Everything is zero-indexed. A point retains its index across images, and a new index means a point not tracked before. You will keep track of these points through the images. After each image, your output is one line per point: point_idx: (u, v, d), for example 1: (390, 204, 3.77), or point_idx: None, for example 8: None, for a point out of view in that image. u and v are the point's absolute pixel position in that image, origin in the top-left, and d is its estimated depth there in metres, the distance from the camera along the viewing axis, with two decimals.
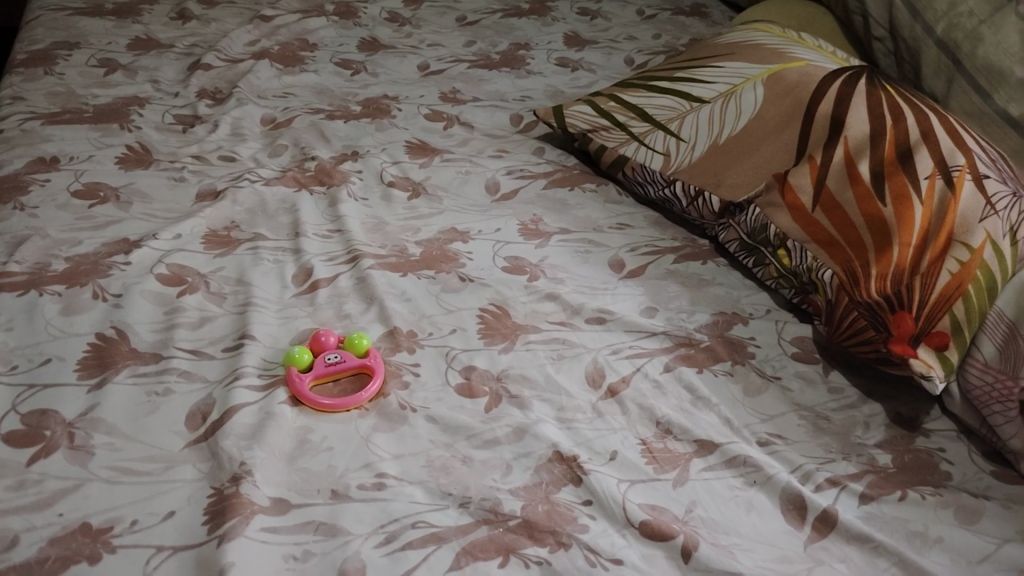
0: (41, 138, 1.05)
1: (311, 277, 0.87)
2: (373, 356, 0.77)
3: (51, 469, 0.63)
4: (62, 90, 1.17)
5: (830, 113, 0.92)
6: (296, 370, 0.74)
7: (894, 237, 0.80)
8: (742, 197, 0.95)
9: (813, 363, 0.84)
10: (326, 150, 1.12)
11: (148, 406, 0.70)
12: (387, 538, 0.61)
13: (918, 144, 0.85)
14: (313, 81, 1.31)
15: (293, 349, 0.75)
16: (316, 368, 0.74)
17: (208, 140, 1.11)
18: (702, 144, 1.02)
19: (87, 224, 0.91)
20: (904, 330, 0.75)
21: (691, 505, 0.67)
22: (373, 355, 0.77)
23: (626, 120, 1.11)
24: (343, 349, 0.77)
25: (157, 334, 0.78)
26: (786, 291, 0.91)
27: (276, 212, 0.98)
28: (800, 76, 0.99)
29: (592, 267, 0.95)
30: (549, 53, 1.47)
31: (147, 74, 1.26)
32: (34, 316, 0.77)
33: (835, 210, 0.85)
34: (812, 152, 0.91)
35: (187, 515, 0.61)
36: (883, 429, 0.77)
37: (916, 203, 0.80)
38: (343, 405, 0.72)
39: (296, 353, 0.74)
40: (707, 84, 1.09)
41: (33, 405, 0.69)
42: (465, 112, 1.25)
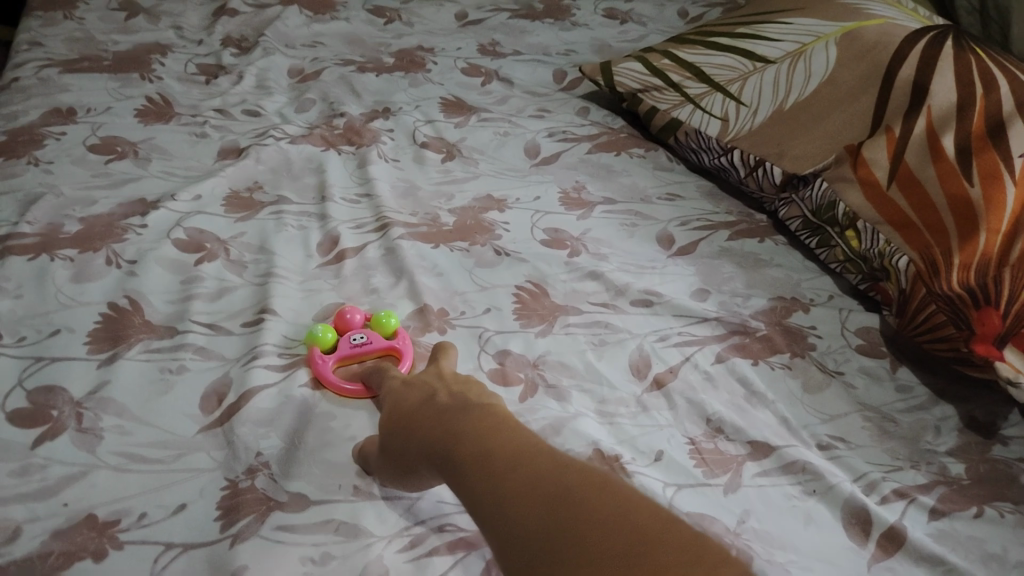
0: (58, 87, 0.99)
1: (338, 246, 0.81)
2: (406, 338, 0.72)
3: (57, 454, 0.59)
4: (81, 35, 1.12)
5: (912, 79, 0.83)
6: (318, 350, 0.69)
7: (981, 223, 0.71)
8: (809, 168, 0.86)
9: (879, 357, 0.77)
10: (356, 105, 1.06)
11: (161, 385, 0.65)
12: (412, 543, 0.56)
13: (1012, 117, 0.76)
14: (344, 30, 1.24)
15: (315, 329, 0.70)
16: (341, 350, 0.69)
17: (231, 92, 1.05)
18: (765, 109, 0.94)
19: (103, 181, 0.86)
20: (989, 328, 0.66)
21: (744, 515, 0.59)
22: (404, 337, 0.71)
23: (681, 81, 1.04)
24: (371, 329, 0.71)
25: (173, 306, 0.73)
26: (852, 276, 0.83)
27: (302, 173, 0.92)
28: (879, 36, 0.89)
29: (638, 242, 0.88)
30: (597, 3, 1.38)
31: (170, 20, 1.20)
32: (44, 282, 0.73)
33: (914, 188, 0.77)
34: (890, 123, 0.82)
35: (198, 510, 0.56)
36: (955, 435, 0.69)
37: (1009, 184, 0.71)
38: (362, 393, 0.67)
39: (319, 332, 0.69)
40: (773, 42, 1.00)
41: (39, 381, 0.64)
42: (505, 66, 1.18)
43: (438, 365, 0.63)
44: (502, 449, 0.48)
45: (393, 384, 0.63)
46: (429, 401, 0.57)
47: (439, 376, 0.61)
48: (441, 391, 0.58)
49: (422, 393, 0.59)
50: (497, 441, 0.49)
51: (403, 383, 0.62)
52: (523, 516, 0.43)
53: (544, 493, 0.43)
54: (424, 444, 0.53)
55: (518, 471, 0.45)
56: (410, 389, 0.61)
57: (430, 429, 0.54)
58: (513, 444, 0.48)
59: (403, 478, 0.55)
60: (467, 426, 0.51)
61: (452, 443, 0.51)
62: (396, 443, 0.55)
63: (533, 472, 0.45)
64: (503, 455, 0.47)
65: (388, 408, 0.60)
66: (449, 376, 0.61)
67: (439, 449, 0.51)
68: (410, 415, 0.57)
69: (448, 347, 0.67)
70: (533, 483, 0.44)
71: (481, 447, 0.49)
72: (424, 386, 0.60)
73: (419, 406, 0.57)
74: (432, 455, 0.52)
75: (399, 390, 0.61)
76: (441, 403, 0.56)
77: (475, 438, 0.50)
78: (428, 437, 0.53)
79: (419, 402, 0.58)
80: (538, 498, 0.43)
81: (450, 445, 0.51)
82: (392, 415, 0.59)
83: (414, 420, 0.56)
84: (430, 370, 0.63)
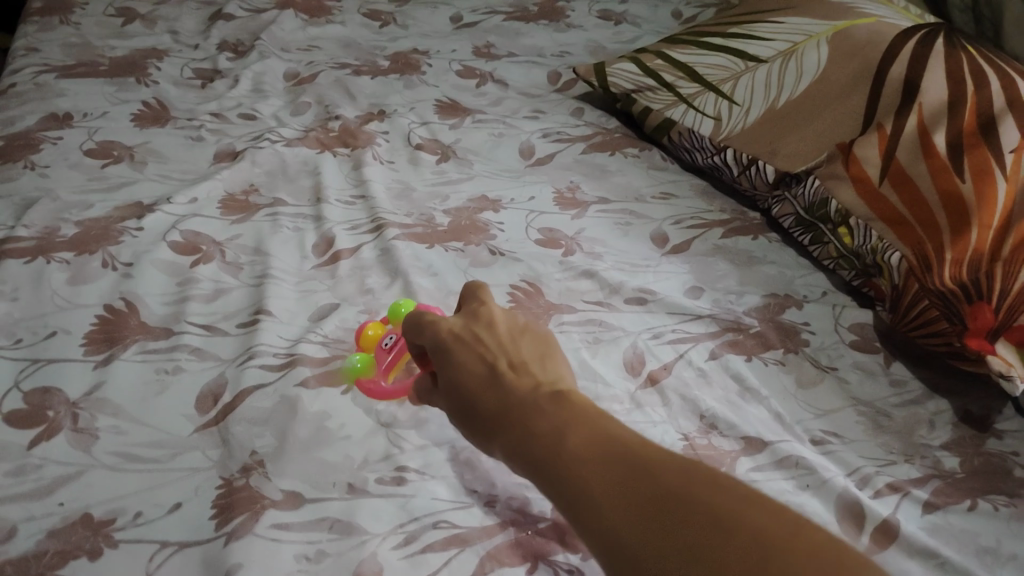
0: (54, 92, 1.00)
1: (333, 247, 0.82)
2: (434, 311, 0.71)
3: (53, 454, 0.59)
4: (77, 41, 1.12)
5: (902, 77, 0.83)
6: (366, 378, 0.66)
7: (973, 219, 0.71)
8: (802, 166, 0.87)
9: (873, 353, 0.77)
10: (352, 108, 1.06)
11: (157, 385, 0.66)
12: (406, 539, 0.56)
13: (1003, 113, 0.76)
14: (339, 34, 1.25)
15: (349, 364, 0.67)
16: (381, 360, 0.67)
17: (228, 96, 1.05)
18: (757, 108, 0.94)
19: (99, 186, 0.86)
20: (981, 323, 0.66)
21: None
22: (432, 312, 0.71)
23: (673, 81, 1.04)
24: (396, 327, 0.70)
25: (169, 307, 0.73)
26: (845, 273, 0.84)
27: (297, 175, 0.93)
28: (870, 34, 0.90)
29: (633, 241, 0.88)
30: (591, 5, 1.39)
31: (166, 25, 1.21)
32: (40, 285, 0.73)
33: (905, 185, 0.77)
34: (881, 120, 0.83)
35: (194, 508, 0.57)
36: (949, 429, 0.70)
37: (1000, 179, 0.71)
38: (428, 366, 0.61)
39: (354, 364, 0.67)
40: (765, 41, 1.00)
41: (35, 382, 0.64)
42: (499, 68, 1.18)
43: (483, 315, 0.57)
44: (599, 463, 0.43)
45: (438, 342, 0.55)
46: (490, 379, 0.51)
47: (491, 335, 0.55)
48: (502, 367, 0.52)
49: (479, 366, 0.53)
50: (592, 454, 0.44)
51: (450, 342, 0.55)
52: (643, 545, 0.38)
53: (661, 522, 0.38)
54: (506, 441, 0.48)
55: (626, 490, 0.41)
56: (464, 344, 0.54)
57: (508, 424, 0.48)
58: (611, 453, 0.43)
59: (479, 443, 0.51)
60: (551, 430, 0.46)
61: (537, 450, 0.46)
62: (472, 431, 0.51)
63: (642, 494, 0.40)
64: (600, 467, 0.42)
65: (442, 381, 0.54)
66: (501, 337, 0.55)
67: (524, 452, 0.46)
68: (476, 399, 0.51)
69: (478, 289, 0.60)
70: (645, 508, 0.39)
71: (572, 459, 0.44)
72: (478, 354, 0.53)
73: (482, 386, 0.51)
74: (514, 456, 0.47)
75: (447, 353, 0.54)
76: (510, 387, 0.50)
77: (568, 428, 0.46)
78: (508, 434, 0.48)
79: (480, 377, 0.52)
80: (655, 526, 0.38)
81: (535, 453, 0.45)
82: (452, 393, 0.52)
83: (485, 410, 0.50)
84: (475, 325, 0.56)
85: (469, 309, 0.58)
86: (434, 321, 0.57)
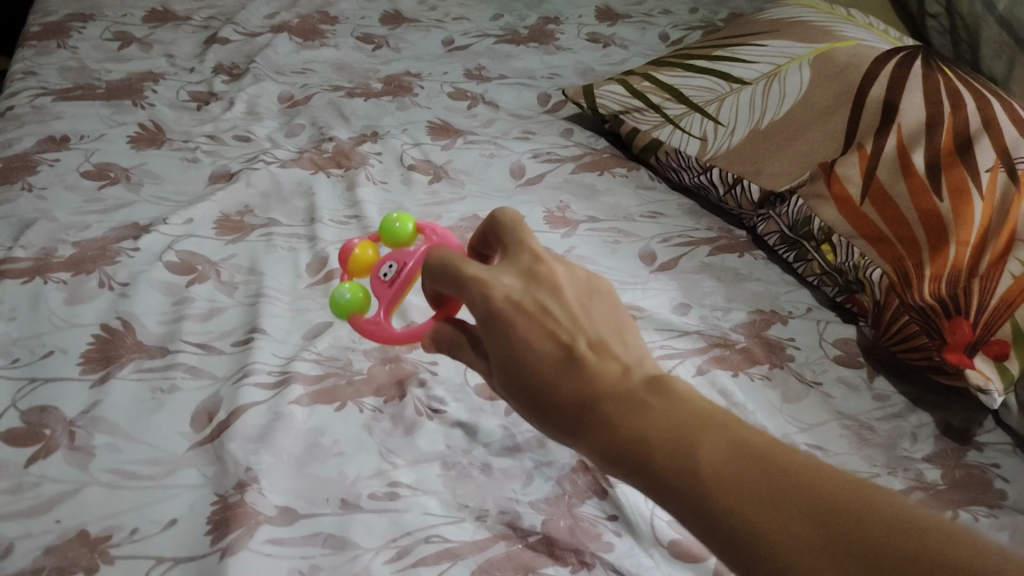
0: (52, 115, 1.02)
1: (326, 266, 0.83)
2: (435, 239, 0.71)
3: (50, 471, 0.60)
4: (75, 64, 1.14)
5: (882, 99, 0.86)
6: (358, 314, 0.66)
7: (951, 236, 0.73)
8: (786, 185, 0.89)
9: (857, 367, 0.79)
10: (345, 129, 1.08)
11: (152, 404, 0.66)
12: (398, 554, 0.57)
13: (978, 134, 0.78)
14: (333, 57, 1.27)
15: (341, 295, 0.66)
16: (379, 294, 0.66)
17: (222, 118, 1.07)
18: (742, 129, 0.97)
19: (96, 207, 0.88)
20: (960, 338, 0.68)
21: None
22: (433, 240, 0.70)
23: (660, 102, 1.07)
24: (393, 253, 0.69)
25: (165, 327, 0.74)
26: (829, 289, 0.85)
27: (291, 197, 0.94)
28: (850, 57, 0.92)
29: (622, 258, 0.89)
30: (580, 27, 1.42)
31: (163, 48, 1.23)
32: (38, 305, 0.74)
33: (886, 203, 0.79)
34: (861, 140, 0.85)
35: (190, 524, 0.58)
36: (932, 441, 0.71)
37: (976, 198, 0.74)
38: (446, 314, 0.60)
39: (348, 297, 0.66)
40: (749, 64, 1.03)
41: (33, 401, 0.65)
42: (490, 90, 1.20)
43: (543, 277, 0.51)
44: (721, 452, 0.37)
45: (493, 305, 0.49)
46: (564, 358, 0.46)
47: (558, 306, 0.49)
48: (576, 345, 0.47)
49: (547, 339, 0.47)
50: (699, 438, 0.39)
51: (512, 310, 0.48)
52: (782, 541, 0.33)
53: (807, 516, 0.34)
54: (592, 429, 0.42)
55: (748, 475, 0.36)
56: (528, 315, 0.48)
57: (596, 409, 0.43)
58: (732, 442, 0.38)
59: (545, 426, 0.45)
60: (653, 418, 0.40)
61: (636, 439, 0.40)
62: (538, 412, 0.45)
63: (772, 484, 0.35)
64: (725, 457, 0.37)
65: (502, 354, 0.48)
66: (568, 307, 0.49)
67: (617, 442, 0.41)
68: (546, 378, 0.45)
69: (524, 235, 0.55)
70: (778, 499, 0.35)
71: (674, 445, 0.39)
72: (545, 326, 0.48)
73: (555, 366, 0.46)
74: (602, 443, 0.41)
75: (506, 321, 0.48)
76: (590, 367, 0.45)
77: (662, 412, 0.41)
78: (594, 421, 0.42)
79: (550, 355, 0.46)
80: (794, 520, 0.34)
81: (631, 443, 0.40)
82: (517, 371, 0.47)
83: (564, 393, 0.44)
84: (536, 291, 0.50)
85: (524, 265, 0.52)
86: (487, 277, 0.50)
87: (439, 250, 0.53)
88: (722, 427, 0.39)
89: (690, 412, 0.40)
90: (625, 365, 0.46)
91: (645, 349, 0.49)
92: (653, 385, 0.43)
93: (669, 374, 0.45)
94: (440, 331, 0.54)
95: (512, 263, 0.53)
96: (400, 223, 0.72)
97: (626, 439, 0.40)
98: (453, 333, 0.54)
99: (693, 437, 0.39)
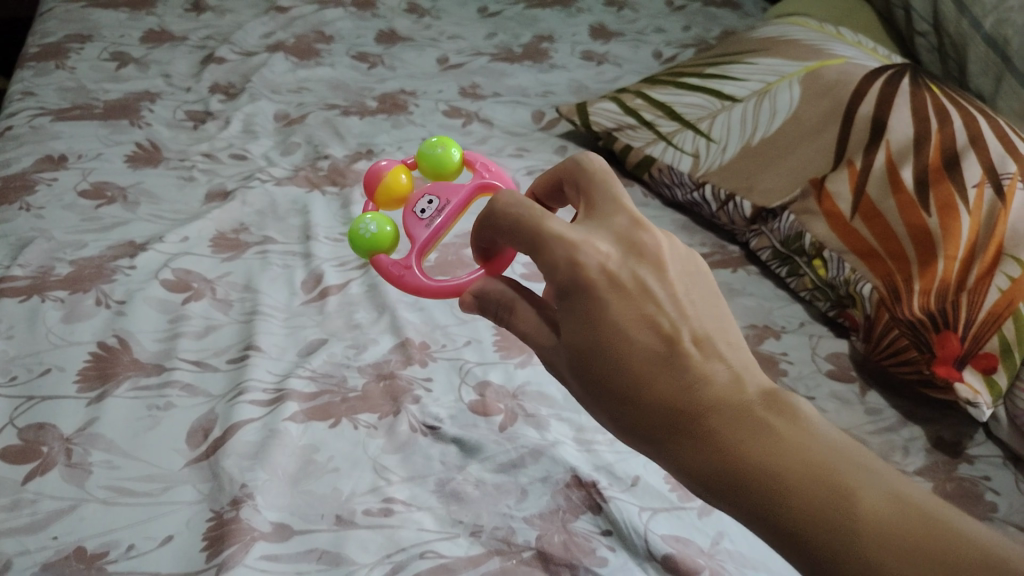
0: (50, 135, 1.02)
1: (321, 283, 0.84)
2: (483, 171, 0.71)
3: (47, 488, 0.60)
4: (72, 85, 1.15)
5: (869, 117, 0.86)
6: (386, 251, 0.68)
7: (939, 251, 0.73)
8: (777, 202, 0.90)
9: (849, 381, 0.79)
10: (340, 147, 1.09)
11: (148, 421, 0.67)
12: (393, 569, 0.57)
13: (964, 150, 0.79)
14: (328, 75, 1.28)
15: (368, 231, 0.67)
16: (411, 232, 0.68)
17: (218, 137, 1.08)
18: (733, 146, 0.98)
19: (93, 226, 0.88)
20: (949, 351, 0.70)
21: (718, 537, 0.62)
22: (481, 172, 0.71)
23: (653, 119, 1.08)
24: (431, 186, 0.70)
25: (160, 344, 0.75)
26: (822, 303, 0.87)
27: (287, 214, 0.95)
28: (839, 74, 0.93)
29: None
30: (574, 46, 1.44)
31: (159, 68, 1.24)
32: (35, 324, 0.75)
33: (876, 219, 0.80)
34: (851, 156, 0.85)
35: (186, 541, 0.58)
36: (923, 454, 0.72)
37: (964, 214, 0.74)
38: (495, 271, 0.60)
39: (375, 233, 0.67)
40: (740, 81, 1.04)
41: (30, 418, 0.66)
42: (485, 108, 1.22)
43: (643, 249, 0.48)
44: (839, 486, 0.39)
45: (586, 277, 0.46)
46: (662, 353, 0.45)
47: (657, 290, 0.47)
48: (679, 336, 0.46)
49: (648, 328, 0.45)
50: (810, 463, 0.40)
51: (609, 291, 0.46)
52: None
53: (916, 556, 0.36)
54: (694, 441, 0.43)
55: (862, 509, 0.38)
56: (626, 300, 0.46)
57: (699, 422, 0.43)
58: (862, 482, 0.39)
59: (630, 423, 0.45)
60: (766, 442, 0.42)
61: (746, 461, 0.41)
62: (626, 408, 0.45)
63: (885, 522, 0.37)
64: (857, 497, 0.39)
65: (589, 335, 0.46)
66: (669, 288, 0.47)
67: (722, 460, 0.42)
68: (644, 373, 0.45)
69: (615, 193, 0.51)
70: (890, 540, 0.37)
71: (782, 466, 0.40)
72: (644, 311, 0.46)
73: (652, 362, 0.45)
74: (704, 455, 0.42)
75: (600, 298, 0.46)
76: (692, 367, 0.45)
77: (768, 433, 0.42)
78: (696, 433, 0.43)
79: (647, 349, 0.45)
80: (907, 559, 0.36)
81: (736, 459, 0.41)
82: (608, 359, 0.45)
83: (663, 396, 0.44)
84: (636, 266, 0.48)
85: (620, 231, 0.49)
86: (583, 241, 0.47)
87: (515, 200, 0.49)
88: (839, 460, 0.41)
89: (806, 439, 0.42)
90: (731, 366, 0.45)
91: (743, 344, 0.48)
92: (762, 399, 0.44)
93: (774, 384, 0.45)
94: (493, 290, 0.53)
95: (607, 226, 0.49)
96: (444, 151, 0.72)
97: (732, 454, 0.42)
98: (509, 293, 0.53)
99: (811, 467, 0.40)
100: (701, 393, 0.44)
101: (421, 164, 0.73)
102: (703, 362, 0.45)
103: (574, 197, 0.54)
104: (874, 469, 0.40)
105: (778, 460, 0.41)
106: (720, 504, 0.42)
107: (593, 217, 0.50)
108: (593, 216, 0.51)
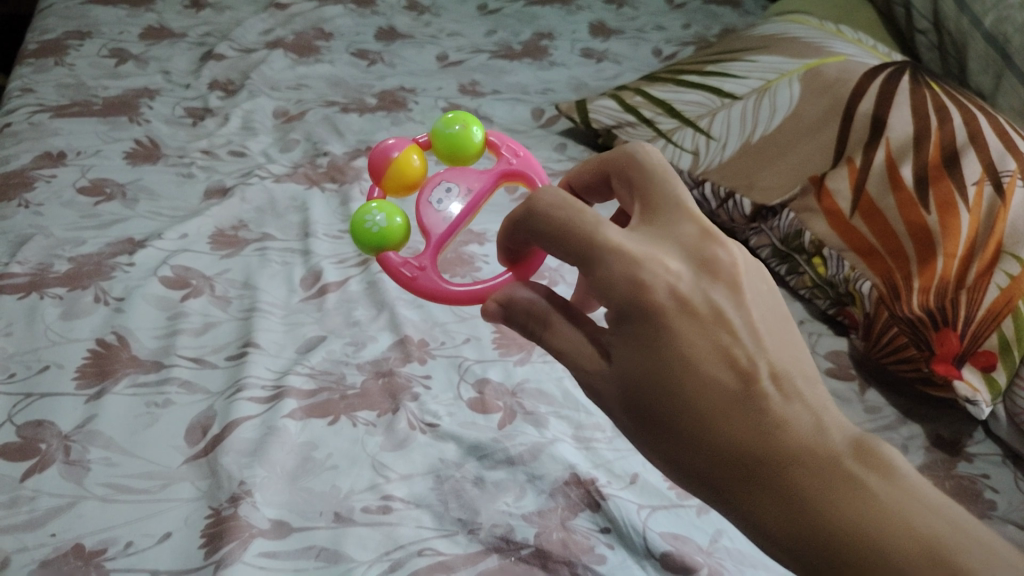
0: (49, 132, 1.02)
1: (320, 280, 0.84)
2: (508, 156, 0.71)
3: (46, 486, 0.60)
4: (71, 81, 1.15)
5: (869, 115, 0.86)
6: (394, 247, 0.67)
7: (938, 249, 0.73)
8: (776, 200, 0.89)
9: (849, 380, 0.79)
10: (340, 144, 1.09)
11: (146, 418, 0.67)
12: (391, 567, 0.57)
13: (964, 148, 0.78)
14: (327, 72, 1.28)
15: (376, 225, 0.66)
16: (427, 225, 0.68)
17: (217, 134, 1.08)
18: (733, 143, 0.97)
19: (91, 222, 0.88)
20: (947, 349, 0.70)
21: (717, 534, 0.62)
22: (507, 157, 0.71)
23: (654, 117, 1.08)
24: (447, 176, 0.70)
25: (159, 341, 0.75)
26: (821, 302, 0.87)
27: (286, 212, 0.95)
28: (839, 72, 0.93)
29: None
30: (573, 43, 1.43)
31: (158, 65, 1.24)
32: (33, 321, 0.74)
33: (876, 217, 0.80)
34: (851, 154, 0.85)
35: (184, 538, 0.58)
36: (922, 453, 0.72)
37: (963, 211, 0.74)
38: (526, 273, 0.61)
39: (384, 227, 0.67)
40: (740, 79, 1.04)
41: (29, 416, 0.66)
42: (484, 105, 1.21)
43: (714, 268, 0.45)
44: (940, 553, 0.36)
45: (652, 302, 0.42)
46: (735, 393, 0.41)
47: (730, 320, 0.43)
48: (756, 372, 0.42)
49: (722, 362, 0.42)
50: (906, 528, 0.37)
51: (677, 321, 0.42)
52: None
53: None
54: (769, 492, 0.39)
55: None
56: (698, 333, 0.42)
57: (776, 472, 0.39)
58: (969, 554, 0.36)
59: (694, 466, 0.41)
60: (856, 499, 0.38)
61: (831, 523, 0.37)
62: (692, 451, 0.41)
63: None
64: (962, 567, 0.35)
65: (649, 368, 0.42)
66: (744, 313, 0.44)
67: (803, 519, 0.38)
68: (715, 415, 0.41)
69: (679, 197, 0.48)
70: None
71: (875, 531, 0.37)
72: (718, 343, 0.42)
73: (725, 403, 0.41)
74: (781, 509, 0.39)
75: (667, 324, 0.42)
76: (769, 408, 0.41)
77: (860, 488, 0.38)
78: (773, 485, 0.39)
79: (718, 387, 0.41)
80: None
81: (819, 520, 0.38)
82: (673, 397, 0.41)
83: (736, 440, 0.40)
84: (709, 288, 0.44)
85: (687, 244, 0.46)
86: (648, 258, 0.43)
87: (564, 203, 0.45)
88: (948, 532, 0.37)
89: (901, 498, 0.38)
90: (812, 408, 0.41)
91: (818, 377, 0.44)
92: (852, 449, 0.39)
93: (860, 431, 0.41)
94: (522, 300, 0.50)
95: (673, 237, 0.46)
96: (464, 132, 0.71)
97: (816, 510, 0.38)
98: (541, 304, 0.49)
99: (908, 533, 0.37)
100: (781, 438, 0.40)
101: (436, 145, 0.72)
102: (784, 403, 0.41)
103: (626, 193, 0.51)
104: (984, 540, 0.37)
105: (872, 524, 0.37)
106: (797, 567, 0.39)
107: (653, 224, 0.47)
108: (655, 223, 0.47)
